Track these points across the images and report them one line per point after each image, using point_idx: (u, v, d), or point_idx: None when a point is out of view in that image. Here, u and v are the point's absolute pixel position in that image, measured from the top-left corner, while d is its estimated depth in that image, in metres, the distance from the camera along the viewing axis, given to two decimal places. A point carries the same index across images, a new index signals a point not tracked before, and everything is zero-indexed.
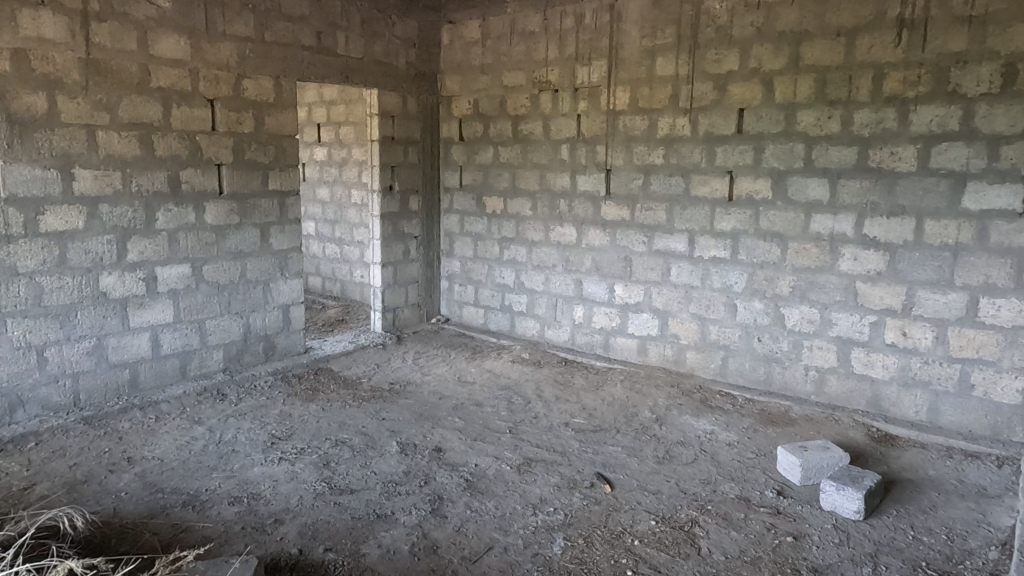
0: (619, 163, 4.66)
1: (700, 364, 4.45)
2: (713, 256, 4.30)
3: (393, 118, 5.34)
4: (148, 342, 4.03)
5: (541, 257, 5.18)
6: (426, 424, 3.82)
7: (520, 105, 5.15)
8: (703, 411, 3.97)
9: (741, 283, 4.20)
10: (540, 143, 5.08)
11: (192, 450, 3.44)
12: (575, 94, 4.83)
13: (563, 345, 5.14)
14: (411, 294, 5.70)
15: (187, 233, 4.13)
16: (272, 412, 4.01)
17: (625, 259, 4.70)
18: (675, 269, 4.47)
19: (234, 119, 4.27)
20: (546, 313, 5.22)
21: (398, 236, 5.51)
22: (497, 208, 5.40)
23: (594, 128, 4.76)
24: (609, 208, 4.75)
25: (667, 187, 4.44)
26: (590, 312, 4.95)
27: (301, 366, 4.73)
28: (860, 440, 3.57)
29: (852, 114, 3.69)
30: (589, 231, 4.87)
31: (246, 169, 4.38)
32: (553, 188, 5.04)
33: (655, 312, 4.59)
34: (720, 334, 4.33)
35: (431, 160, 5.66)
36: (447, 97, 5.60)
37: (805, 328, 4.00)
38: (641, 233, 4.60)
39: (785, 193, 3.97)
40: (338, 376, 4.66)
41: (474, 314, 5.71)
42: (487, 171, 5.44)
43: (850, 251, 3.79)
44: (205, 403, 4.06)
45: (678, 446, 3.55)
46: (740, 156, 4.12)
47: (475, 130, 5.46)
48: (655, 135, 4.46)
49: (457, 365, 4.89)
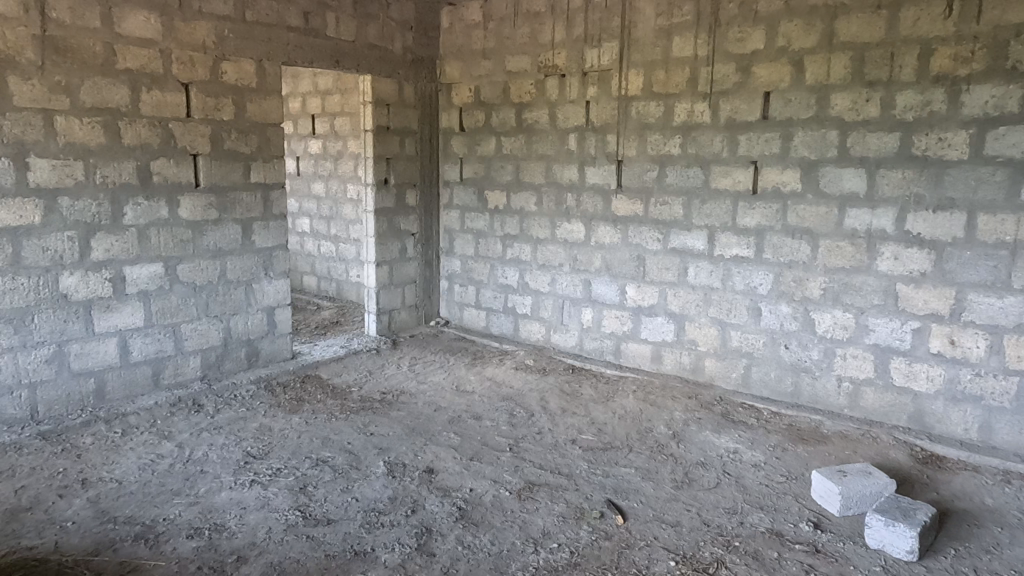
0: (632, 153, 4.27)
1: (720, 373, 4.06)
2: (735, 255, 3.91)
3: (388, 106, 4.97)
4: (116, 348, 3.68)
5: (547, 256, 4.81)
6: (418, 441, 3.45)
7: (524, 91, 4.78)
8: (724, 427, 3.59)
9: (766, 285, 3.82)
10: (545, 133, 4.70)
11: (155, 471, 3.09)
12: (583, 79, 4.46)
13: (570, 351, 4.77)
14: (408, 296, 5.34)
15: (160, 230, 3.79)
16: (250, 426, 3.66)
17: (638, 258, 4.32)
18: (692, 269, 4.09)
19: (211, 105, 3.92)
20: (551, 316, 4.84)
21: (393, 233, 5.14)
22: (500, 202, 5.03)
23: (605, 115, 4.37)
24: (620, 202, 4.36)
25: (684, 180, 4.06)
26: (600, 315, 4.57)
27: (287, 374, 4.38)
28: (904, 462, 3.17)
29: (894, 97, 3.29)
30: (599, 228, 4.50)
31: (225, 160, 4.03)
32: (560, 181, 4.67)
33: (670, 315, 4.21)
34: (743, 340, 3.95)
35: (429, 152, 5.30)
36: (447, 85, 5.24)
37: (838, 335, 3.61)
38: (655, 230, 4.22)
39: (816, 185, 3.58)
40: (326, 384, 4.31)
41: (475, 317, 5.34)
42: (489, 163, 5.07)
43: (891, 250, 3.39)
44: (178, 416, 3.71)
45: (699, 467, 3.17)
46: (766, 144, 3.73)
47: (477, 120, 5.09)
48: (671, 122, 4.08)
49: (456, 373, 4.53)
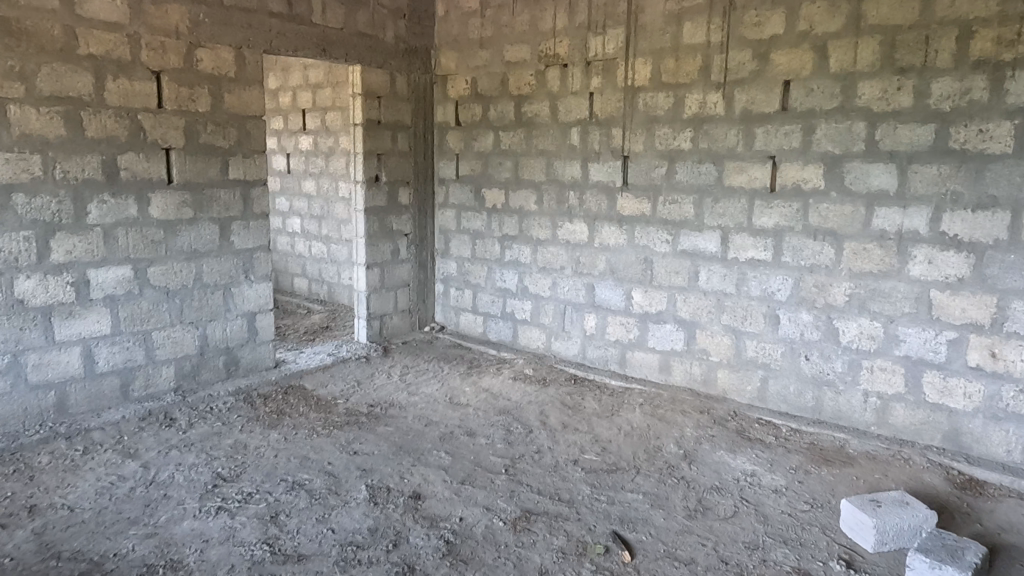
0: (639, 148, 3.97)
1: (733, 386, 3.77)
2: (750, 258, 3.62)
3: (380, 99, 4.69)
4: (80, 358, 3.40)
5: (548, 259, 4.51)
6: (405, 461, 3.16)
7: (524, 82, 4.48)
8: (740, 445, 3.29)
9: (785, 290, 3.52)
10: (546, 127, 4.40)
11: (113, 495, 2.80)
12: (586, 69, 4.16)
13: (572, 360, 4.47)
14: (401, 300, 5.05)
15: (129, 230, 3.50)
16: (224, 443, 3.37)
17: (645, 262, 4.02)
18: (704, 273, 3.79)
19: (185, 95, 3.64)
20: (552, 322, 4.55)
21: (385, 234, 4.85)
22: (498, 201, 4.74)
23: (609, 108, 4.08)
24: (626, 201, 4.07)
25: (695, 176, 3.76)
26: (604, 322, 4.27)
27: (269, 384, 4.09)
28: (940, 487, 2.87)
29: (929, 84, 2.99)
30: (603, 229, 4.20)
31: (201, 155, 3.75)
32: (561, 179, 4.37)
33: (680, 322, 3.91)
34: (759, 350, 3.65)
35: (424, 147, 5.01)
36: (442, 77, 4.95)
37: (864, 346, 3.30)
38: (664, 230, 3.92)
39: (840, 182, 3.28)
40: (310, 396, 4.02)
41: (472, 322, 5.05)
42: (486, 160, 4.77)
43: (924, 253, 3.09)
44: (146, 432, 3.42)
45: (713, 493, 2.87)
46: (785, 138, 3.43)
47: (473, 114, 4.80)
48: (682, 114, 3.78)
49: (450, 383, 4.24)
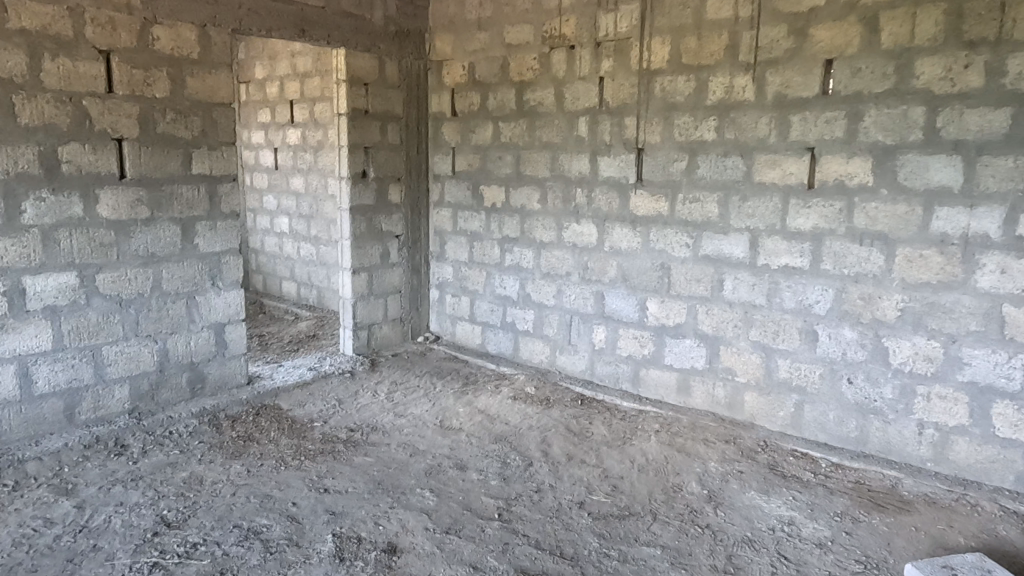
0: (656, 140, 3.50)
1: (762, 410, 3.30)
2: (784, 265, 3.14)
3: (367, 86, 4.25)
4: (15, 378, 2.99)
5: (552, 263, 4.05)
6: (382, 502, 2.71)
7: (526, 67, 4.02)
8: (774, 485, 2.82)
9: (824, 303, 3.05)
10: (551, 117, 3.94)
11: (33, 547, 2.37)
12: (596, 50, 3.69)
13: (579, 377, 4.00)
14: (391, 307, 4.61)
15: (73, 232, 3.08)
16: (178, 476, 2.94)
17: (661, 268, 3.56)
18: (730, 281, 3.32)
19: (140, 78, 3.20)
20: (557, 335, 4.09)
21: (373, 235, 4.41)
22: (497, 200, 4.29)
23: (621, 94, 3.61)
24: (640, 200, 3.60)
25: (720, 171, 3.29)
26: (614, 335, 3.81)
27: (239, 405, 3.66)
28: (1019, 543, 2.39)
29: (1004, 61, 2.51)
30: (614, 231, 3.73)
31: (159, 146, 3.31)
32: (567, 174, 3.90)
33: (702, 338, 3.45)
34: (793, 371, 3.18)
35: (417, 140, 4.57)
36: (437, 62, 4.49)
37: (919, 369, 2.83)
38: (683, 232, 3.45)
39: (892, 176, 2.80)
40: (283, 418, 3.58)
41: (469, 332, 4.60)
42: (485, 153, 4.32)
43: (995, 262, 2.61)
44: (91, 462, 3.00)
45: (745, 548, 2.40)
46: (826, 126, 2.95)
47: (470, 103, 4.35)
48: (705, 100, 3.31)
49: (442, 403, 3.79)
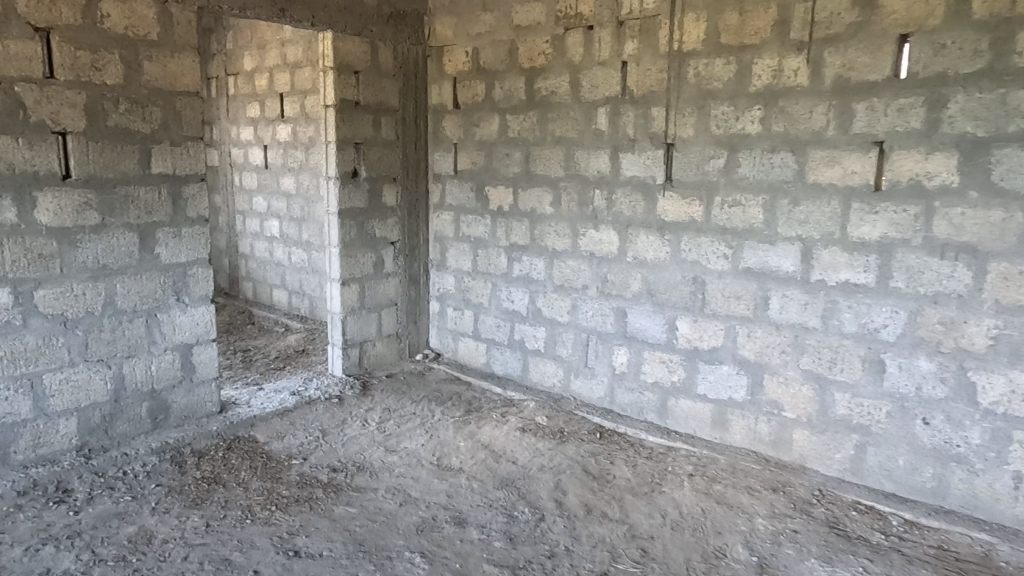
0: (689, 134, 3.01)
1: (815, 452, 2.80)
2: (844, 282, 2.65)
3: (358, 74, 3.78)
4: None
5: (566, 275, 3.56)
6: (362, 572, 2.23)
7: (537, 52, 3.53)
8: (839, 551, 2.32)
9: (894, 328, 2.55)
10: (565, 108, 3.45)
11: None
12: (618, 31, 3.20)
13: (597, 404, 3.51)
14: (386, 322, 4.13)
15: (6, 241, 2.63)
16: (123, 532, 2.47)
17: (694, 283, 3.07)
18: (777, 298, 2.83)
19: (87, 62, 2.74)
20: (572, 356, 3.60)
21: (366, 242, 3.94)
22: (504, 202, 3.80)
23: (648, 80, 3.12)
24: (669, 203, 3.11)
25: (766, 170, 2.80)
26: (638, 358, 3.31)
27: (207, 438, 3.19)
28: None
29: None
30: (638, 239, 3.24)
31: (110, 141, 2.85)
32: (584, 173, 3.41)
33: (742, 365, 2.96)
34: (853, 409, 2.68)
35: (414, 136, 4.09)
36: (437, 48, 4.02)
37: (1017, 411, 2.32)
38: (720, 241, 2.96)
39: (984, 176, 2.30)
40: (257, 455, 3.11)
41: (473, 351, 4.12)
42: (490, 150, 3.83)
43: None
44: (23, 514, 2.54)
45: None
46: (898, 115, 2.45)
47: (474, 93, 3.87)
48: (747, 87, 2.82)
49: (440, 436, 3.31)
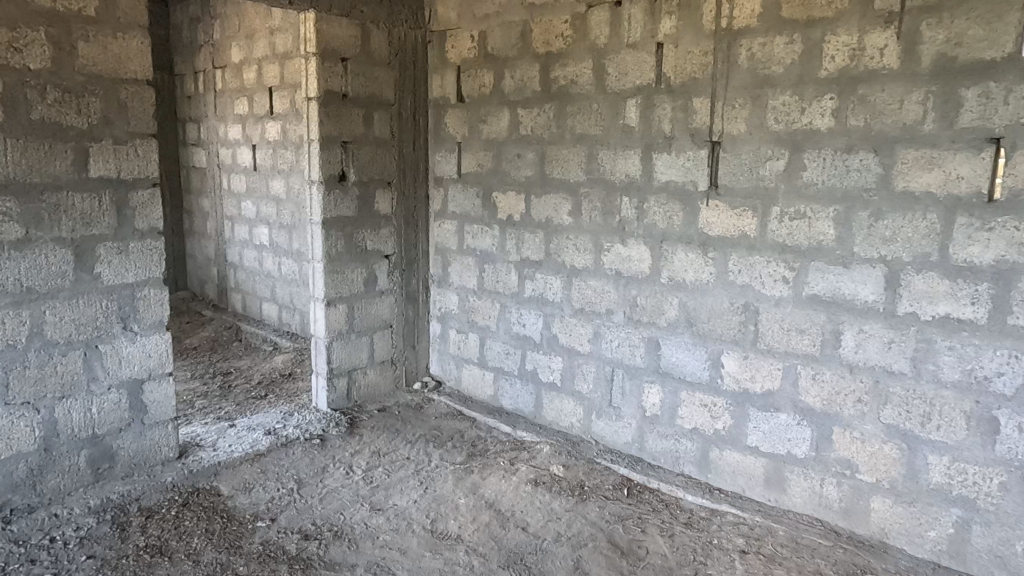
0: (740, 129, 2.46)
1: (900, 527, 2.24)
2: (943, 316, 2.08)
3: (346, 61, 3.26)
4: None
5: (587, 297, 3.02)
6: None
7: (554, 33, 3.00)
8: None
9: (1012, 378, 1.98)
10: (586, 99, 2.92)
11: None
12: (653, 6, 2.66)
13: (623, 451, 2.97)
14: (379, 347, 3.61)
15: None
16: None
17: (744, 311, 2.52)
18: (852, 334, 2.27)
19: (3, 40, 2.24)
20: (594, 393, 3.05)
21: (355, 255, 3.42)
22: (514, 210, 3.27)
23: (688, 65, 2.57)
24: (714, 214, 2.56)
25: (839, 175, 2.24)
26: (674, 399, 2.77)
27: (159, 493, 2.68)
28: None
29: None
30: (674, 257, 2.69)
31: (36, 138, 2.35)
32: (609, 178, 2.87)
33: (806, 414, 2.41)
34: (953, 476, 2.11)
35: (412, 134, 3.57)
36: (438, 33, 3.49)
37: None
38: (778, 261, 2.41)
39: None
40: (215, 514, 2.59)
41: (478, 380, 3.59)
42: (499, 150, 3.30)
43: None
44: None
45: None
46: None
47: (481, 84, 3.33)
48: (816, 71, 2.26)
49: (436, 490, 2.78)
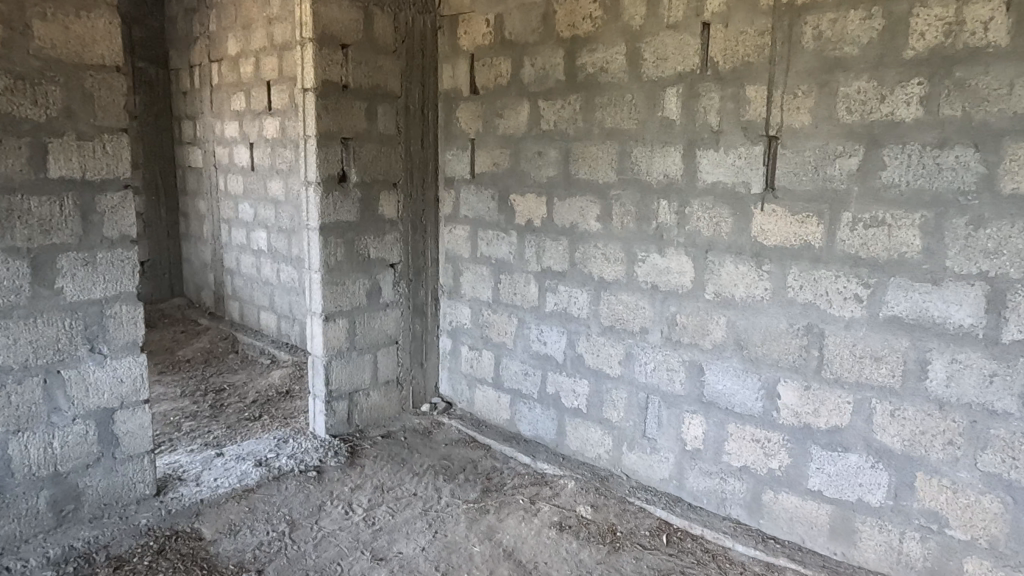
0: (804, 121, 2.10)
1: None
2: None
3: (346, 48, 2.92)
4: None
5: (618, 314, 2.67)
6: None
7: (581, 14, 2.64)
8: None
9: None
10: (619, 89, 2.56)
11: None
12: None
13: (659, 488, 2.61)
14: (383, 365, 3.27)
15: None
16: None
17: (807, 335, 2.16)
18: (942, 364, 1.91)
19: None
20: (625, 422, 2.69)
21: (357, 264, 3.08)
22: (534, 214, 2.92)
23: (741, 48, 2.21)
24: (770, 221, 2.20)
25: (928, 175, 1.88)
26: (720, 432, 2.41)
27: (130, 539, 2.33)
28: None
29: None
30: (722, 270, 2.33)
31: None
32: (644, 179, 2.52)
33: (882, 456, 2.05)
34: None
35: (420, 130, 3.23)
36: (450, 18, 3.15)
37: None
38: (850, 276, 2.05)
39: None
40: (193, 565, 2.24)
41: (493, 403, 3.24)
42: (517, 147, 2.95)
43: None
44: None
45: None
46: None
47: (497, 74, 2.99)
48: (900, 50, 1.89)
49: (447, 535, 2.43)
